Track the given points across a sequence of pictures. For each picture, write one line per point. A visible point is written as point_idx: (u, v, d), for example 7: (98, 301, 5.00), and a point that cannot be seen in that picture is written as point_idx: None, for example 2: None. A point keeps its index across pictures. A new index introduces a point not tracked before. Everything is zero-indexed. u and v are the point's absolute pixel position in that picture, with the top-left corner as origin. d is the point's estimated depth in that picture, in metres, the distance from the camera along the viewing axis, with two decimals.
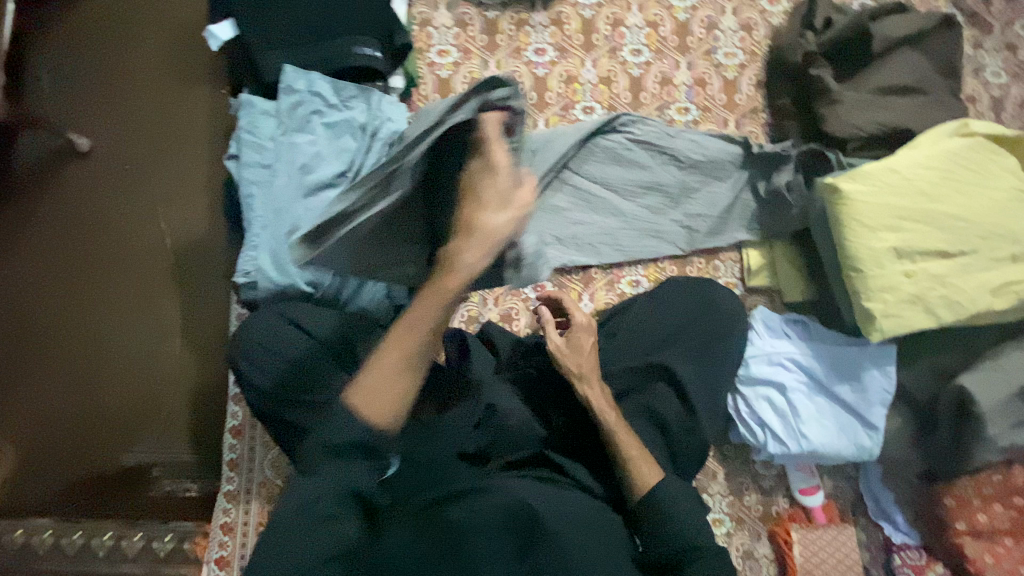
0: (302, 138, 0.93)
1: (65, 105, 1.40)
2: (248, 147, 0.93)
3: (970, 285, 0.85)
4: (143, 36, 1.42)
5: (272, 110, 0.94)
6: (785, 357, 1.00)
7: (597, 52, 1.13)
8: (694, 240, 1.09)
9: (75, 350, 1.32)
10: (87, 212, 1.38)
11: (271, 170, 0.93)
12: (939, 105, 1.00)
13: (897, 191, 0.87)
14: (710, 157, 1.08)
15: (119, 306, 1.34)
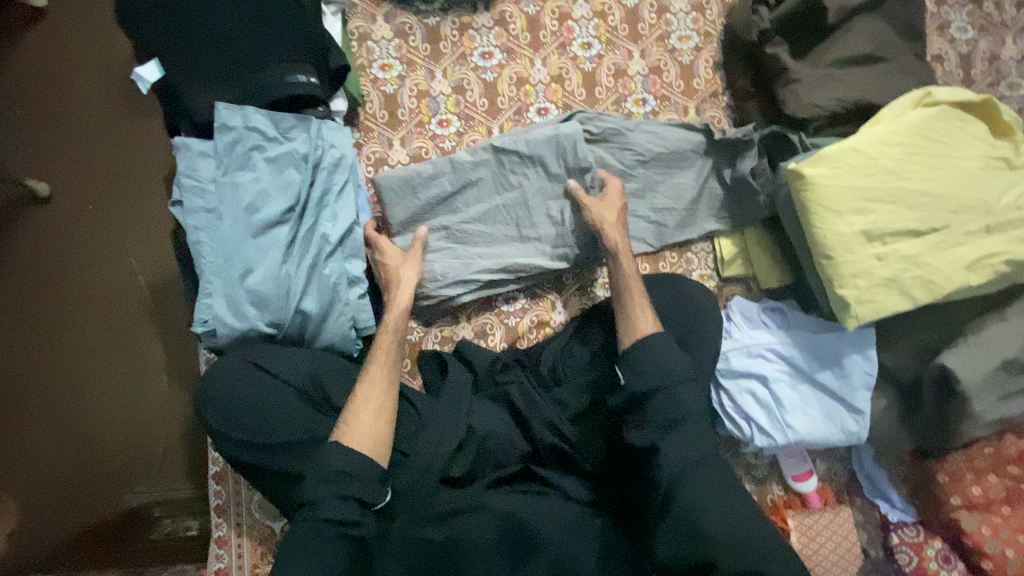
0: (243, 177, 0.90)
1: (14, 149, 1.32)
2: (190, 192, 0.90)
3: (945, 262, 0.82)
4: (86, 68, 1.33)
5: (210, 150, 0.91)
6: (765, 348, 0.98)
7: (546, 50, 1.08)
8: (662, 236, 1.05)
9: (58, 401, 1.30)
10: (48, 260, 1.32)
11: (215, 213, 0.90)
12: (903, 72, 0.96)
13: (862, 172, 0.84)
14: (673, 148, 1.03)
15: (95, 354, 1.31)
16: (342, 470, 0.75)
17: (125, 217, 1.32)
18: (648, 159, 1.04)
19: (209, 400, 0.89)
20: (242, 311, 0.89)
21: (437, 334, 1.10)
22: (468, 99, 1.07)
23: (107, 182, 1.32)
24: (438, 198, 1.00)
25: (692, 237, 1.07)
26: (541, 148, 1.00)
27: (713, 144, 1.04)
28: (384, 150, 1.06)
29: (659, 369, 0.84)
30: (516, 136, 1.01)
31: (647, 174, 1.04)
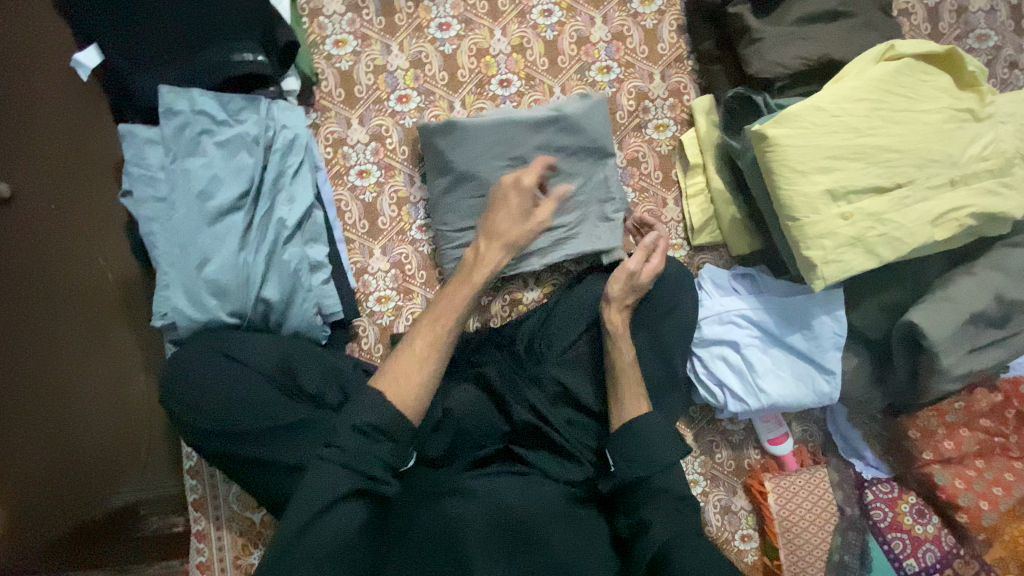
0: (194, 163, 0.87)
1: None
2: (140, 182, 0.87)
3: (910, 219, 0.81)
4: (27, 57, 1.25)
5: (156, 137, 0.87)
6: (736, 314, 0.98)
7: (505, 19, 1.05)
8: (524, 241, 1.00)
9: (29, 403, 1.24)
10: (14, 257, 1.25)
11: (168, 202, 0.87)
12: (867, 27, 0.95)
13: (825, 130, 0.82)
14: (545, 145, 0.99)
15: (72, 354, 1.26)
16: (379, 426, 0.68)
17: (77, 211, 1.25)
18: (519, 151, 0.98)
19: (174, 395, 0.87)
20: (201, 302, 0.87)
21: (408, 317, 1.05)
22: (427, 74, 1.04)
23: (54, 172, 1.25)
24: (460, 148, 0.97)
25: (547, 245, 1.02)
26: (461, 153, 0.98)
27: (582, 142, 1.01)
28: (342, 130, 1.03)
29: (655, 458, 0.79)
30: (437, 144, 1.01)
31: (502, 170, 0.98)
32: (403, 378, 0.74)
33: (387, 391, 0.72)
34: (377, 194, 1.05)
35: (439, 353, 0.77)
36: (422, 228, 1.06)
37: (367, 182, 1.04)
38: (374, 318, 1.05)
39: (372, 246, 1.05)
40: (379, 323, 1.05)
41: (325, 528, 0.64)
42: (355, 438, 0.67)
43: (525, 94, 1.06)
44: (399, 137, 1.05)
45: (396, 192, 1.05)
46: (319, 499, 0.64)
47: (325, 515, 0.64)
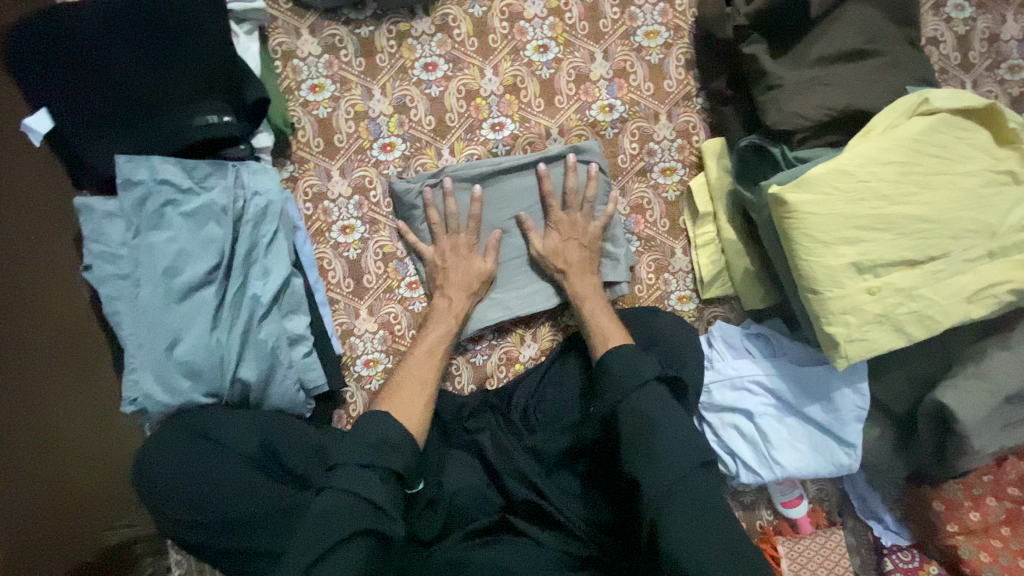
0: (158, 237, 0.80)
1: None
2: (100, 258, 0.80)
3: (943, 295, 0.74)
4: None
5: (116, 210, 0.80)
6: (749, 379, 0.91)
7: (496, 56, 0.96)
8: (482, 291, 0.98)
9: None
10: None
11: (132, 280, 0.80)
12: (896, 67, 0.86)
13: (850, 196, 0.74)
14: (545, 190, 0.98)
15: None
16: (383, 440, 0.75)
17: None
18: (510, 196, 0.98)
19: (146, 483, 0.81)
20: (173, 385, 0.81)
21: None
22: (412, 119, 0.96)
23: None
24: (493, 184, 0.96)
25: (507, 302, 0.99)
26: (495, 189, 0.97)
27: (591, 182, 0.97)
28: (323, 182, 0.96)
29: (631, 379, 0.79)
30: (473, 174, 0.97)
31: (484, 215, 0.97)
32: (400, 399, 0.83)
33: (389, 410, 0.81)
34: (362, 250, 0.98)
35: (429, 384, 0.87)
36: (411, 284, 0.99)
37: (350, 239, 0.97)
38: (363, 382, 0.98)
39: (358, 305, 0.98)
40: (368, 388, 0.98)
41: (332, 560, 0.67)
42: (359, 450, 0.73)
43: (519, 138, 0.98)
44: (383, 188, 0.97)
45: (382, 247, 0.98)
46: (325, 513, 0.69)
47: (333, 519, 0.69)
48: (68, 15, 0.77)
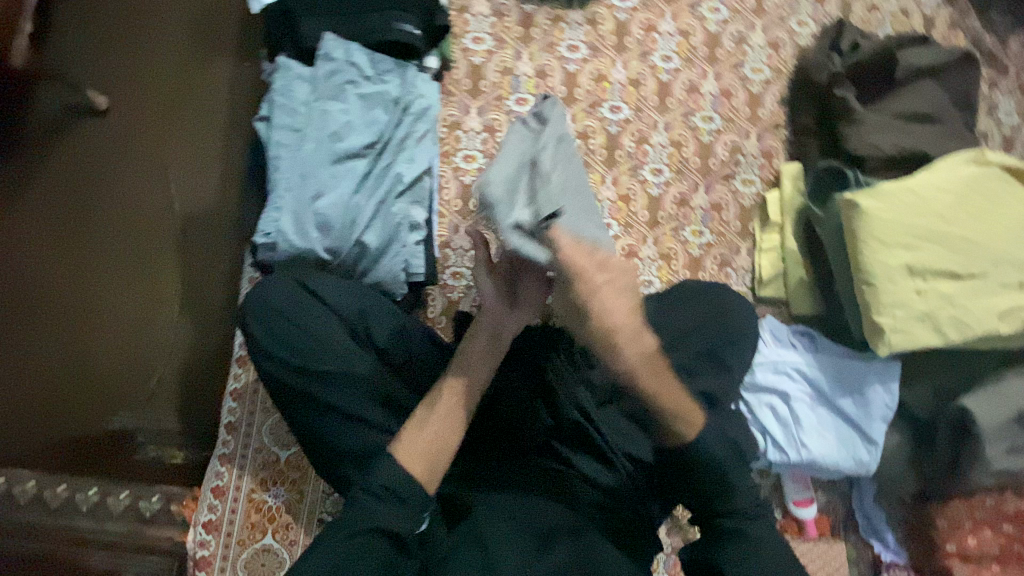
0: (334, 106, 0.94)
1: (112, 82, 1.65)
2: (280, 109, 0.93)
3: (978, 308, 0.87)
4: (192, 38, 1.68)
5: (306, 75, 0.95)
6: (790, 367, 1.01)
7: (628, 55, 1.15)
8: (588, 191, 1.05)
9: (93, 333, 1.49)
10: (111, 179, 1.59)
11: (300, 134, 0.93)
12: (955, 135, 1.04)
13: (913, 211, 0.89)
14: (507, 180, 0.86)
15: (121, 279, 1.52)
16: (398, 493, 0.75)
17: (183, 149, 1.61)
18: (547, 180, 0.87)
19: (257, 319, 0.91)
20: (306, 232, 0.92)
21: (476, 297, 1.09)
22: (548, 84, 1.13)
23: (187, 116, 1.63)
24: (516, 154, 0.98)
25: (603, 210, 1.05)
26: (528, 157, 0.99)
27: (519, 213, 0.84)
28: (460, 115, 1.11)
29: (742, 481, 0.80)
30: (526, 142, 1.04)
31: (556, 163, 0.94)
32: (414, 445, 0.79)
33: (401, 459, 0.78)
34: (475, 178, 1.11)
35: (451, 419, 0.82)
36: None
37: (469, 166, 1.11)
38: (444, 291, 1.09)
39: (459, 223, 1.10)
40: (449, 297, 1.09)
41: None
42: (376, 500, 0.75)
43: (631, 123, 1.14)
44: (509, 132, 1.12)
45: None
46: (347, 557, 0.71)
47: (358, 559, 0.72)
48: None
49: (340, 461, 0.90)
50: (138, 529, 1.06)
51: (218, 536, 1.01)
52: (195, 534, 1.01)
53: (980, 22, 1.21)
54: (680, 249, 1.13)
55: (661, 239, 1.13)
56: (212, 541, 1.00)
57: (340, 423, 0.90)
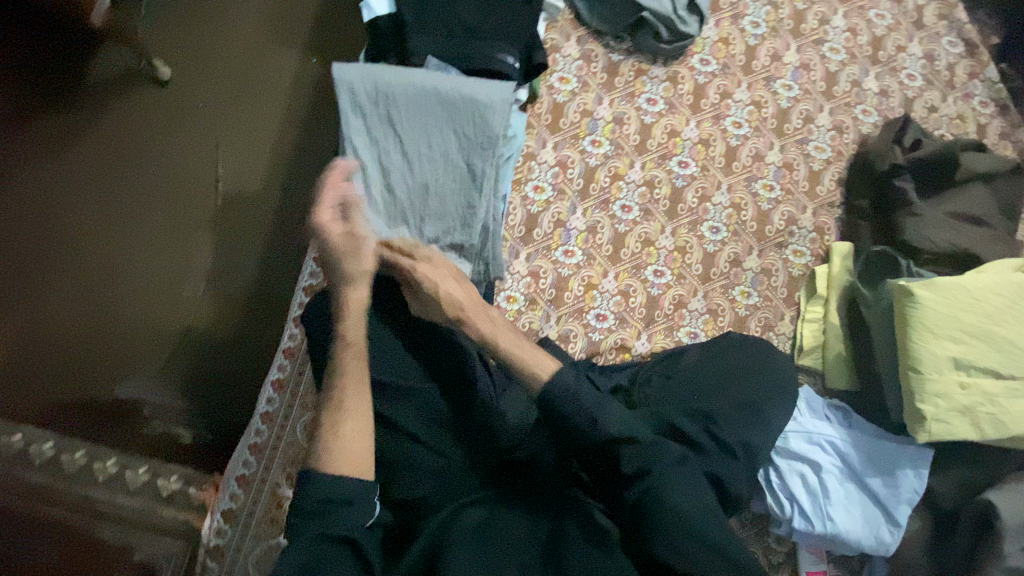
0: (423, 123, 0.94)
1: (176, 52, 1.67)
2: (363, 115, 0.93)
3: (1016, 410, 0.90)
4: (262, 20, 1.72)
5: (398, 84, 0.94)
6: (824, 439, 1.04)
7: (702, 115, 1.20)
8: (478, 108, 0.94)
9: (112, 296, 1.47)
10: (158, 144, 1.59)
11: (382, 145, 0.94)
12: (1001, 239, 1.10)
13: (964, 308, 0.93)
14: (366, 188, 0.93)
15: (149, 245, 1.52)
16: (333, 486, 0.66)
17: (235, 129, 1.63)
18: (410, 186, 0.94)
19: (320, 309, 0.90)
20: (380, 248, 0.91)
21: (527, 323, 1.11)
22: (623, 131, 1.18)
23: (242, 94, 1.66)
24: (429, 113, 0.94)
25: (495, 123, 0.95)
26: (443, 118, 0.94)
27: (380, 225, 0.93)
28: (537, 147, 1.16)
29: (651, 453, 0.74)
30: (458, 89, 0.94)
31: (420, 151, 0.94)
32: (340, 442, 0.70)
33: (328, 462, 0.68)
34: (543, 210, 1.15)
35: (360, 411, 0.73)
36: (567, 252, 1.15)
37: (538, 197, 1.15)
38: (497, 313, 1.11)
39: (520, 249, 1.13)
40: None
41: None
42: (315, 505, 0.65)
43: (696, 179, 1.19)
44: (580, 170, 1.16)
45: (558, 214, 1.15)
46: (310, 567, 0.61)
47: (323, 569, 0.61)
48: None
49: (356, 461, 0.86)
50: (152, 507, 1.06)
51: (235, 526, 1.00)
52: (213, 521, 1.01)
53: None
54: (727, 306, 1.16)
55: (710, 293, 1.16)
56: (229, 530, 1.00)
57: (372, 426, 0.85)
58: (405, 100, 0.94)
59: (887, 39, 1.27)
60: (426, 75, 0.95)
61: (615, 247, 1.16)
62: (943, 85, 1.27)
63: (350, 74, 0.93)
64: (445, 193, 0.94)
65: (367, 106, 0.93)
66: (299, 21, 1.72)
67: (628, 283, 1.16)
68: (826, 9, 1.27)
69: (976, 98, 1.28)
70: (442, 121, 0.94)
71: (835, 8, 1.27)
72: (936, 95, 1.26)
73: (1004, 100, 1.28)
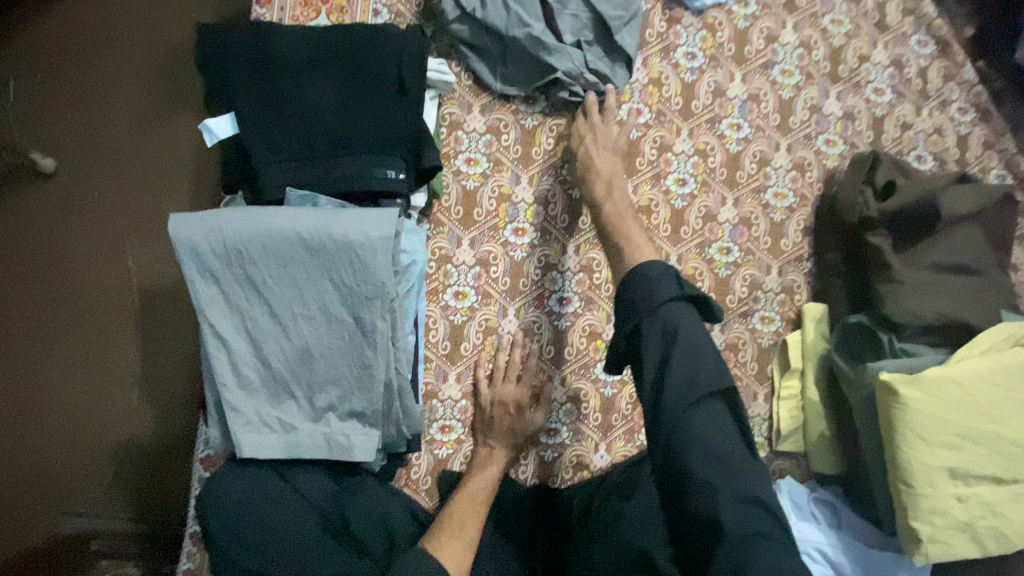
0: (288, 280, 0.77)
1: (50, 131, 1.42)
2: (214, 280, 0.76)
3: (1021, 519, 0.79)
4: (136, 73, 1.43)
5: (250, 234, 0.76)
6: (811, 545, 0.92)
7: (639, 177, 1.03)
8: (355, 251, 0.76)
9: (33, 428, 1.32)
10: (54, 244, 1.39)
11: (243, 313, 0.77)
12: (995, 288, 0.95)
13: (958, 406, 0.80)
14: (234, 368, 0.76)
15: (65, 361, 1.35)
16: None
17: (137, 214, 1.41)
18: (288, 356, 0.78)
19: (218, 515, 0.80)
20: (260, 440, 0.77)
21: (467, 455, 0.98)
22: (549, 213, 1.01)
23: (140, 169, 1.42)
24: (295, 266, 0.76)
25: (377, 265, 0.76)
26: (313, 270, 0.76)
27: (258, 408, 0.77)
28: (451, 248, 0.99)
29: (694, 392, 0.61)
30: (326, 231, 0.76)
31: (293, 312, 0.77)
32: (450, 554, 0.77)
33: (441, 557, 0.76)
34: (468, 318, 0.99)
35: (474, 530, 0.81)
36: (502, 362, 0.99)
37: (460, 305, 0.99)
38: (432, 448, 0.97)
39: (448, 370, 0.98)
40: (436, 454, 0.97)
41: None
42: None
43: None
44: (505, 266, 1.00)
45: (487, 322, 0.99)
46: None
47: None
48: (275, 54, 0.83)
49: None
50: None
51: None
52: None
53: (1016, 142, 1.10)
54: None
55: None
56: None
57: None
58: (263, 253, 0.76)
59: (848, 49, 1.08)
60: (287, 219, 0.77)
61: (558, 348, 1.01)
62: (916, 96, 1.09)
63: (192, 232, 0.75)
64: (329, 358, 0.78)
65: (218, 268, 0.76)
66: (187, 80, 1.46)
67: (577, 386, 1.00)
68: (773, 22, 1.06)
69: (953, 104, 1.09)
70: (312, 273, 0.77)
71: (783, 19, 1.07)
72: (908, 110, 1.08)
73: (987, 102, 1.10)
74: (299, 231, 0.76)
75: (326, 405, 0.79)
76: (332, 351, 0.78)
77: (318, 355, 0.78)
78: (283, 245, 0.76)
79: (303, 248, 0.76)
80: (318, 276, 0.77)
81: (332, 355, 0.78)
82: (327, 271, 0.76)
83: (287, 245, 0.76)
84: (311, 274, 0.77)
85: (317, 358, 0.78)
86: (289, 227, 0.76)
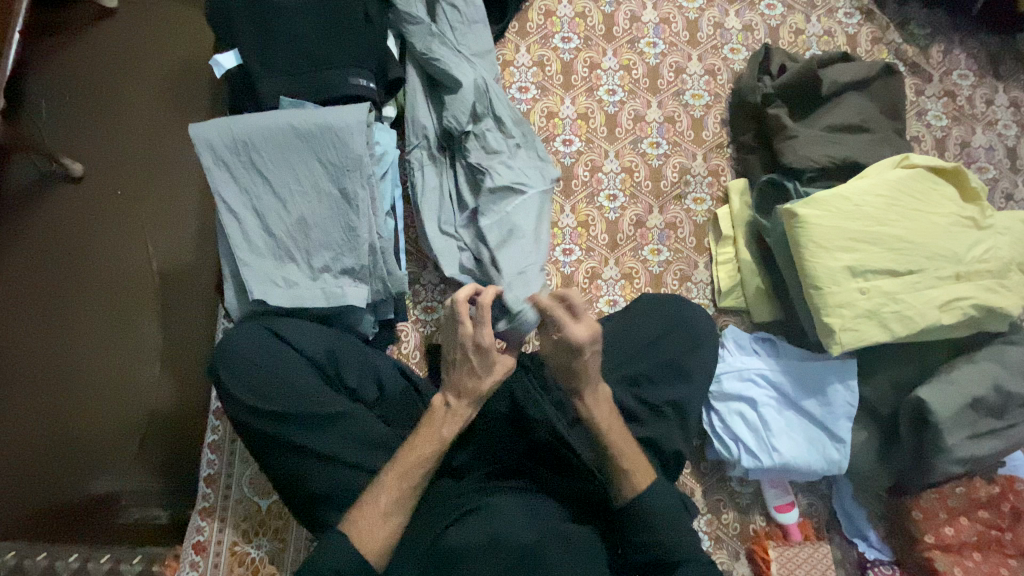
0: (285, 163, 0.95)
1: (76, 138, 1.49)
2: (226, 168, 0.95)
3: (919, 302, 0.92)
4: (148, 81, 1.52)
5: (253, 129, 0.95)
6: (755, 373, 1.04)
7: (575, 91, 1.22)
8: (337, 134, 0.95)
9: (66, 395, 1.33)
10: (81, 233, 1.43)
11: (250, 193, 0.95)
12: (885, 141, 1.11)
13: (849, 216, 0.95)
14: (246, 236, 0.94)
15: (94, 336, 1.36)
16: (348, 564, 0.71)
17: (157, 209, 1.44)
18: (288, 225, 0.95)
19: (225, 364, 0.90)
20: (269, 292, 0.93)
21: (448, 329, 1.13)
22: None
23: (156, 168, 1.46)
24: (292, 152, 0.95)
25: (356, 144, 0.95)
26: (306, 154, 0.95)
27: (265, 269, 0.94)
28: None
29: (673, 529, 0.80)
30: (313, 121, 0.95)
31: (291, 189, 0.95)
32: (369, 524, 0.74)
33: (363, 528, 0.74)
34: None
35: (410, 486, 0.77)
36: None
37: None
38: (418, 325, 1.13)
39: (427, 260, 1.15)
40: (421, 331, 1.13)
41: None
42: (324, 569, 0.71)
43: (583, 153, 1.20)
44: None
45: None
46: None
47: None
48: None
49: (299, 495, 0.89)
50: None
51: None
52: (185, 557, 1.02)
53: (899, 35, 1.29)
54: (641, 268, 1.17)
55: (622, 259, 1.17)
56: None
57: (316, 466, 0.88)
58: (264, 142, 0.95)
59: None
60: (283, 115, 0.96)
61: None
62: (803, 7, 1.29)
63: (207, 131, 0.94)
64: (322, 225, 0.95)
65: (229, 157, 0.95)
66: (193, 82, 1.52)
67: None
68: None
69: (839, 11, 1.29)
70: (305, 156, 0.95)
71: None
72: (800, 19, 1.28)
73: (866, 6, 1.30)
74: (292, 123, 0.95)
75: (321, 264, 0.95)
76: (324, 218, 0.95)
77: (312, 222, 0.95)
78: (280, 135, 0.95)
79: (296, 136, 0.95)
80: (311, 159, 0.95)
81: (324, 222, 0.95)
82: (317, 153, 0.95)
83: (283, 134, 0.95)
84: (304, 157, 0.95)
85: (312, 225, 0.95)
86: (285, 120, 0.95)
